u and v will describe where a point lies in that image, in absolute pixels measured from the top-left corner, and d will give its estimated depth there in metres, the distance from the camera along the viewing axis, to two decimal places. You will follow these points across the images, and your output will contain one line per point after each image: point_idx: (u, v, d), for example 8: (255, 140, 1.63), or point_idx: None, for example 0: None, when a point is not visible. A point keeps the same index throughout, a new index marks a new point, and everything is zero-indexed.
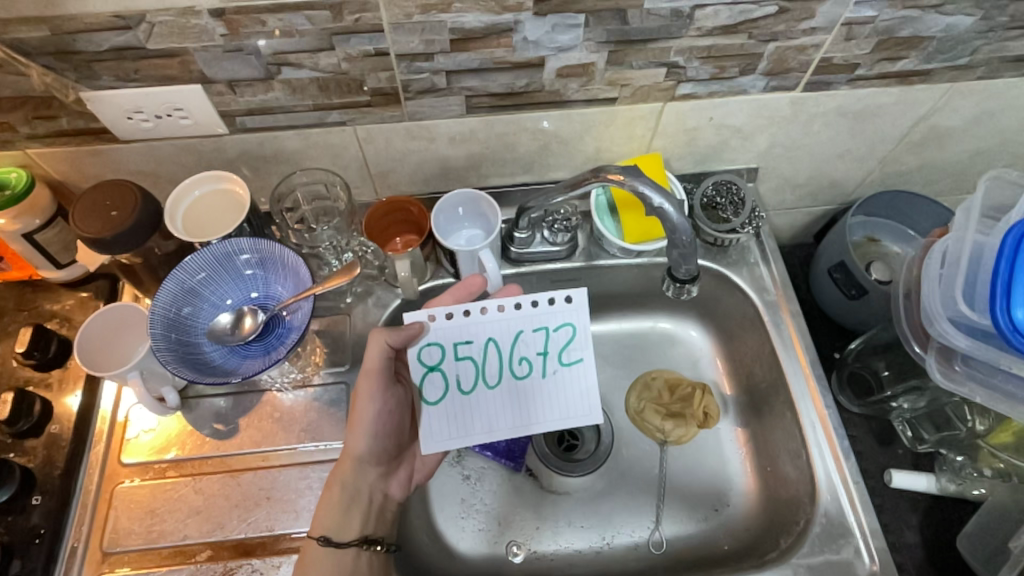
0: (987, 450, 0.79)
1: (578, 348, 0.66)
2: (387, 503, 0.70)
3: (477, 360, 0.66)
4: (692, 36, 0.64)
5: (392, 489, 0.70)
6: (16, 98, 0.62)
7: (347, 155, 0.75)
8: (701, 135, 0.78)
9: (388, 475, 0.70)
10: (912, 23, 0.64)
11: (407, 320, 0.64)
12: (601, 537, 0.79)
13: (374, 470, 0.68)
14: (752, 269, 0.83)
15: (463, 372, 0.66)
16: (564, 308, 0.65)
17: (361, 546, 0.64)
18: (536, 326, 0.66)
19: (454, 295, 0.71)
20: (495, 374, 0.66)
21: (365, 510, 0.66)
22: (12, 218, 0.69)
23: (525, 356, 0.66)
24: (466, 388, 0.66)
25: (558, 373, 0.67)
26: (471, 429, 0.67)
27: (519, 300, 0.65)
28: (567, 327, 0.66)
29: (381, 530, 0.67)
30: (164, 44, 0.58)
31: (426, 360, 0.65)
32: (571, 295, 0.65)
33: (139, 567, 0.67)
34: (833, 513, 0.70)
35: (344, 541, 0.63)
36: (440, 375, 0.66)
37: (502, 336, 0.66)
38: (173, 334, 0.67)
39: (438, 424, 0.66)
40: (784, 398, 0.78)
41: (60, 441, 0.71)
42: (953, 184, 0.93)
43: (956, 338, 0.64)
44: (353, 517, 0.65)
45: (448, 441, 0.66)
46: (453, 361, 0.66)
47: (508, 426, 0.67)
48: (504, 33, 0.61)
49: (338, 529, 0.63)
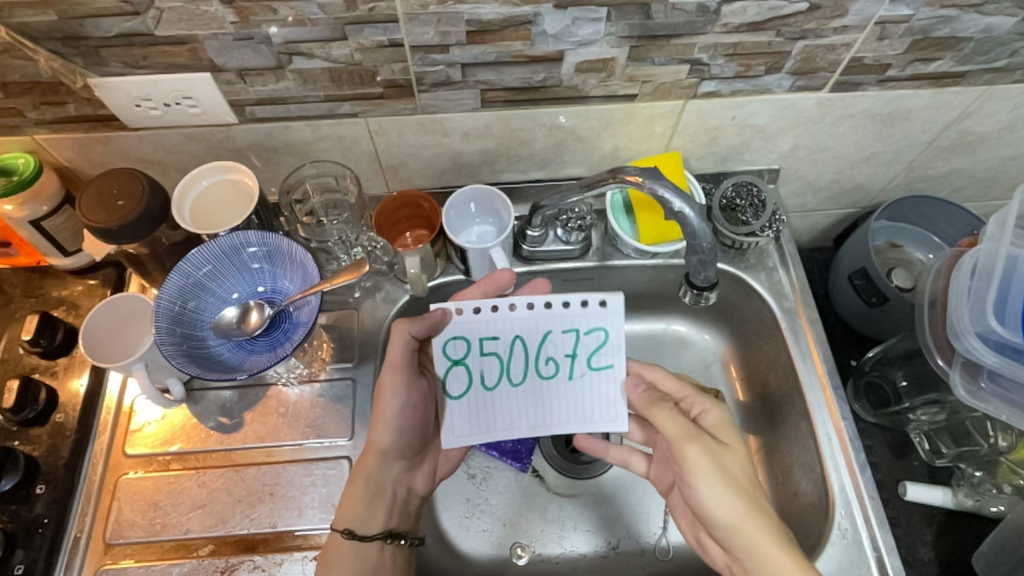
0: (1007, 466, 0.77)
1: (609, 354, 0.64)
2: (412, 497, 0.69)
3: (503, 357, 0.64)
4: (718, 33, 0.61)
5: (417, 483, 0.69)
6: (24, 83, 0.61)
7: (358, 147, 0.73)
8: (723, 135, 0.76)
9: (414, 470, 0.69)
10: (950, 22, 0.61)
11: (432, 313, 0.63)
12: (607, 542, 0.78)
13: (400, 464, 0.67)
14: (771, 273, 0.81)
15: (488, 368, 0.65)
16: (597, 311, 0.63)
17: (385, 540, 0.64)
18: (566, 327, 0.64)
19: (481, 290, 0.68)
20: (520, 372, 0.64)
21: (389, 505, 0.65)
22: (20, 204, 0.68)
23: (552, 357, 0.64)
24: (490, 384, 0.65)
25: (585, 376, 0.65)
26: (492, 425, 0.65)
27: (550, 300, 0.63)
28: (599, 332, 0.64)
29: (404, 524, 0.67)
30: (173, 31, 0.56)
31: (451, 354, 0.64)
32: (606, 300, 0.63)
33: (142, 559, 0.67)
34: (847, 529, 0.68)
35: (367, 535, 0.63)
36: (464, 370, 0.64)
37: (530, 335, 0.64)
38: (178, 328, 0.66)
39: (460, 419, 0.65)
40: (800, 407, 0.76)
41: (65, 430, 0.70)
42: (982, 190, 0.90)
43: (984, 354, 0.62)
44: (377, 512, 0.64)
45: (467, 437, 0.65)
46: (479, 356, 0.64)
47: (529, 425, 0.65)
48: (524, 25, 0.59)
49: (361, 523, 0.63)
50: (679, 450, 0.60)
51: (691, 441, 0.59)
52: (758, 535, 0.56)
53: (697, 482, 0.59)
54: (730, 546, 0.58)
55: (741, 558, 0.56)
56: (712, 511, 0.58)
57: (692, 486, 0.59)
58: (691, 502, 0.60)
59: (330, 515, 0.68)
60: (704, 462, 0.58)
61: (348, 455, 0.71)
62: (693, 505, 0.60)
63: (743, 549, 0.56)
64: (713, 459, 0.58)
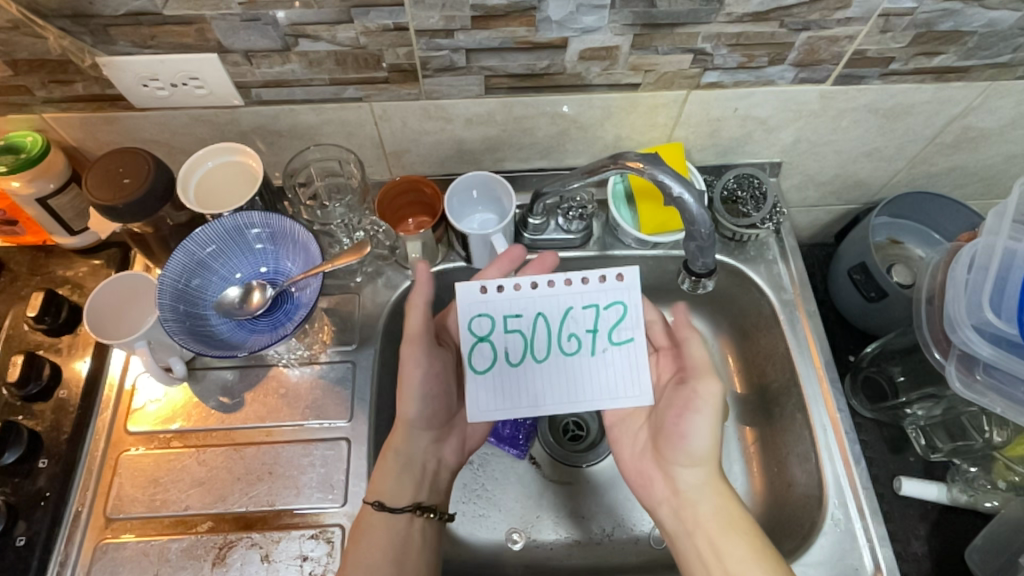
0: (1002, 462, 0.77)
1: (629, 326, 0.65)
2: (441, 471, 0.69)
3: (526, 334, 0.66)
4: (722, 22, 0.61)
5: (447, 457, 0.70)
6: (33, 61, 0.62)
7: (363, 132, 0.74)
8: (725, 126, 0.76)
9: (442, 443, 0.69)
10: (953, 16, 0.61)
11: (459, 290, 0.65)
12: (603, 529, 0.79)
13: (428, 435, 0.67)
14: (770, 266, 0.82)
15: (512, 345, 0.66)
16: (615, 286, 0.66)
17: (415, 512, 0.64)
18: (586, 303, 0.66)
19: (500, 269, 0.69)
20: (543, 349, 0.66)
21: (419, 477, 0.66)
22: (28, 181, 0.68)
23: (574, 333, 0.66)
24: (514, 360, 0.66)
25: (608, 351, 0.66)
26: (518, 401, 0.66)
27: (569, 276, 0.66)
28: (618, 305, 0.66)
29: (434, 499, 0.67)
30: (181, 11, 0.57)
31: (476, 330, 0.66)
32: (622, 273, 0.66)
33: (142, 534, 0.67)
34: (840, 519, 0.69)
35: (397, 507, 0.64)
36: (489, 346, 0.66)
37: (552, 311, 0.66)
38: (182, 306, 0.67)
39: (485, 395, 0.65)
40: (796, 399, 0.77)
41: (67, 406, 0.71)
42: (983, 188, 0.91)
43: (980, 346, 0.62)
44: (407, 484, 0.65)
45: (493, 412, 0.65)
46: (503, 333, 0.66)
47: (556, 401, 0.65)
48: (527, 12, 0.59)
49: (391, 495, 0.64)
50: (698, 380, 0.62)
51: (711, 376, 0.62)
52: (712, 473, 0.62)
53: (695, 415, 0.61)
54: (680, 477, 0.63)
55: (691, 490, 0.62)
56: (691, 443, 0.62)
57: (688, 416, 0.62)
58: (675, 430, 0.62)
59: (328, 494, 0.69)
60: (714, 398, 0.61)
61: (346, 436, 0.72)
62: (670, 434, 0.63)
63: (695, 484, 0.62)
64: (721, 403, 0.62)
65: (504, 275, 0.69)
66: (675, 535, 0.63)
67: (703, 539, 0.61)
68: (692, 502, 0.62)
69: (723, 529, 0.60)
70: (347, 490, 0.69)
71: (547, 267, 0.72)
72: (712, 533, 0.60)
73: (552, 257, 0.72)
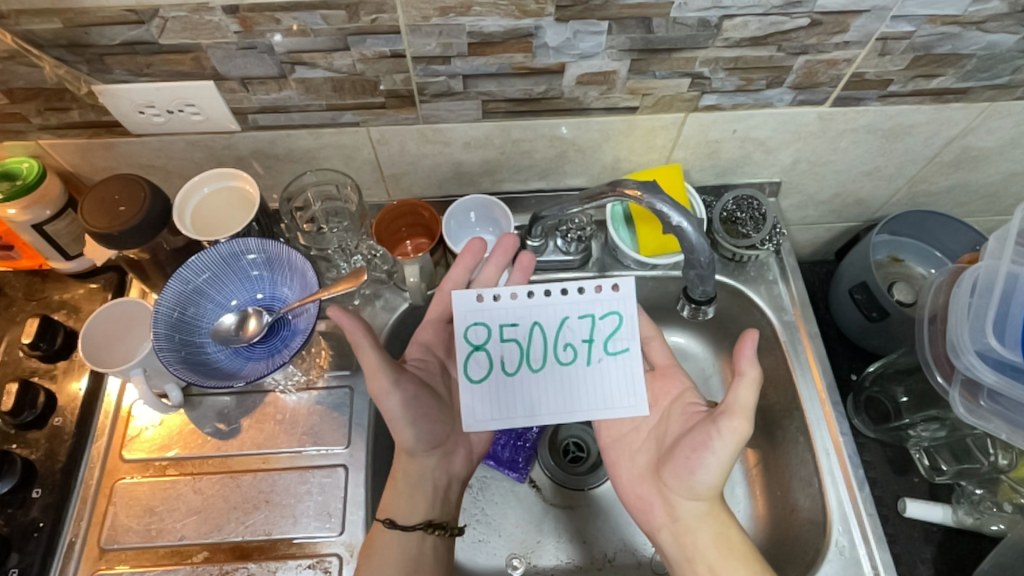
0: (1007, 484, 0.75)
1: (625, 337, 0.65)
2: (453, 484, 0.67)
3: (522, 343, 0.66)
4: (719, 47, 0.61)
5: (455, 469, 0.68)
6: (29, 89, 0.62)
7: (360, 156, 0.74)
8: (724, 147, 0.76)
9: (449, 457, 0.67)
10: (952, 39, 0.61)
11: (455, 297, 0.65)
12: (603, 555, 0.78)
13: (433, 456, 0.65)
14: (770, 286, 0.81)
15: (508, 354, 0.66)
16: (610, 296, 0.65)
17: (426, 530, 0.63)
18: (582, 314, 0.65)
19: (463, 266, 0.69)
20: (539, 358, 0.66)
21: (431, 495, 0.65)
22: (23, 208, 0.68)
23: (570, 343, 0.66)
24: (510, 369, 0.66)
25: (603, 362, 0.66)
26: (514, 410, 0.66)
27: (565, 285, 0.65)
28: (614, 316, 0.65)
29: (446, 514, 0.66)
30: (177, 40, 0.56)
31: (472, 339, 0.66)
32: (618, 284, 0.65)
33: (136, 565, 0.67)
34: (844, 546, 0.68)
35: (409, 524, 0.63)
36: (485, 355, 0.66)
37: (548, 321, 0.66)
38: (178, 334, 0.66)
39: (481, 405, 0.65)
40: (798, 421, 0.76)
41: (62, 434, 0.70)
42: (984, 206, 0.90)
43: (984, 372, 0.62)
44: (418, 502, 0.64)
45: (489, 422, 0.65)
46: (499, 343, 0.66)
47: (552, 411, 0.66)
48: (525, 38, 0.59)
49: (402, 514, 0.63)
50: (723, 419, 0.56)
51: (739, 419, 0.55)
52: (711, 501, 0.61)
53: (706, 453, 0.57)
54: (678, 506, 0.62)
55: (690, 517, 0.61)
56: (697, 477, 0.59)
57: (700, 453, 0.57)
58: (684, 462, 0.59)
59: (324, 523, 0.68)
60: (733, 440, 0.56)
61: (344, 463, 0.71)
62: (677, 464, 0.60)
63: (693, 513, 0.61)
64: (743, 443, 0.57)
65: (468, 271, 0.68)
66: (674, 558, 0.62)
67: (702, 564, 0.60)
68: (693, 529, 0.61)
69: (723, 555, 0.60)
70: (345, 519, 0.68)
71: (512, 251, 0.69)
72: (712, 558, 0.60)
73: (513, 239, 0.68)
